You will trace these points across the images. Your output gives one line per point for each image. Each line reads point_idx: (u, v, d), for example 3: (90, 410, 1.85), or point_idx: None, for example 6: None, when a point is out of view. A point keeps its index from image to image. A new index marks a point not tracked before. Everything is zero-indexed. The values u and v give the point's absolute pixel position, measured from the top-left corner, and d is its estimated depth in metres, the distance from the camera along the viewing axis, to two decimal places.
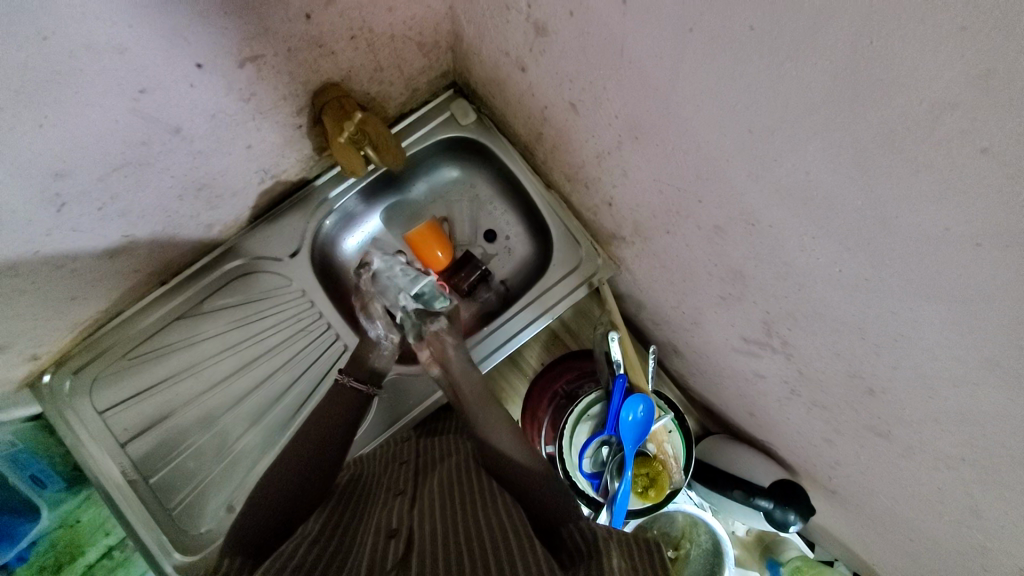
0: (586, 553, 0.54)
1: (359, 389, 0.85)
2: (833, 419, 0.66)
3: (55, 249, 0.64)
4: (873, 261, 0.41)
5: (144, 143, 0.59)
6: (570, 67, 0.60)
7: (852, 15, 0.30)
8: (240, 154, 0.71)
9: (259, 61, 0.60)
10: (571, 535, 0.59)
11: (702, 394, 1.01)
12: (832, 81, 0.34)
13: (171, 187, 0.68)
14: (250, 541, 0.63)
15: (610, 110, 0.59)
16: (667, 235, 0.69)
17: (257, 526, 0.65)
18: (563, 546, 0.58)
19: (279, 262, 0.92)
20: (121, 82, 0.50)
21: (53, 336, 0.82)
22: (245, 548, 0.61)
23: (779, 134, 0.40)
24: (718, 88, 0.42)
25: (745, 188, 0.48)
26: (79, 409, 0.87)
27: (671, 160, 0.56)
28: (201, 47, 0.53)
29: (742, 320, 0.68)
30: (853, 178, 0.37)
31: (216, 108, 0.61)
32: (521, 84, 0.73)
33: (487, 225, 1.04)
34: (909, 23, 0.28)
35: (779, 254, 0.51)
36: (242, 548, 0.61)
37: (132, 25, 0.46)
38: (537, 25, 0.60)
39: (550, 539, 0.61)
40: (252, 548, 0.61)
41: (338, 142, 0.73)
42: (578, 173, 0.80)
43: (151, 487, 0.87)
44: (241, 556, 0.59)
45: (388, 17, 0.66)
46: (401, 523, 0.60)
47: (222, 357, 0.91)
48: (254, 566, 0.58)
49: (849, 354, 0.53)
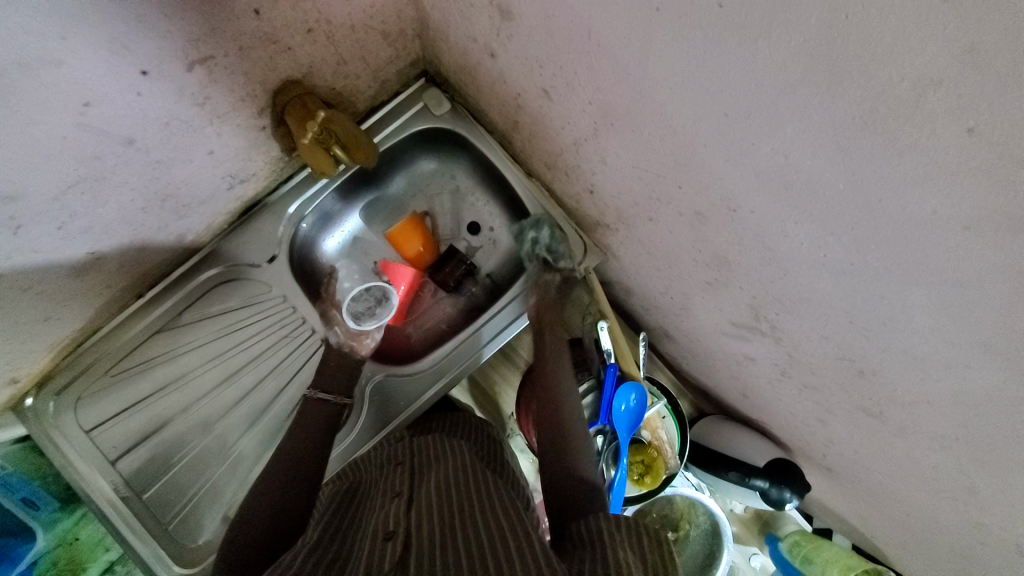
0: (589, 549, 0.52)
1: (325, 399, 0.83)
2: (825, 399, 0.65)
3: (17, 273, 0.61)
4: (856, 244, 0.40)
5: (97, 157, 0.56)
6: (539, 52, 0.57)
7: None
8: (203, 161, 0.68)
9: (210, 63, 0.56)
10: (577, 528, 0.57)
11: (696, 375, 1.01)
12: (807, 61, 0.31)
13: (135, 200, 0.65)
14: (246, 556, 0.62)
15: (583, 96, 0.56)
16: (650, 222, 0.67)
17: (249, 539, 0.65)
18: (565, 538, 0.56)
19: (258, 269, 0.89)
20: (62, 97, 0.47)
21: (31, 359, 0.80)
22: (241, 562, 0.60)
23: (755, 117, 0.38)
24: (691, 70, 0.40)
25: (724, 173, 0.46)
26: (65, 431, 0.85)
27: (648, 146, 0.53)
28: (145, 52, 0.50)
29: (730, 304, 0.67)
30: (833, 161, 0.35)
31: (170, 115, 0.58)
32: (493, 70, 0.70)
33: (470, 218, 1.02)
34: None
35: (762, 240, 0.49)
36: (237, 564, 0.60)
37: (66, 36, 0.43)
38: (501, 9, 0.56)
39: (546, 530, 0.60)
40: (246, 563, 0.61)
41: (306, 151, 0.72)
42: (558, 161, 0.77)
43: (145, 503, 0.86)
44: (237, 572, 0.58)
45: (346, 7, 0.63)
46: (398, 524, 0.59)
47: (207, 368, 0.90)
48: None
49: (837, 337, 0.52)
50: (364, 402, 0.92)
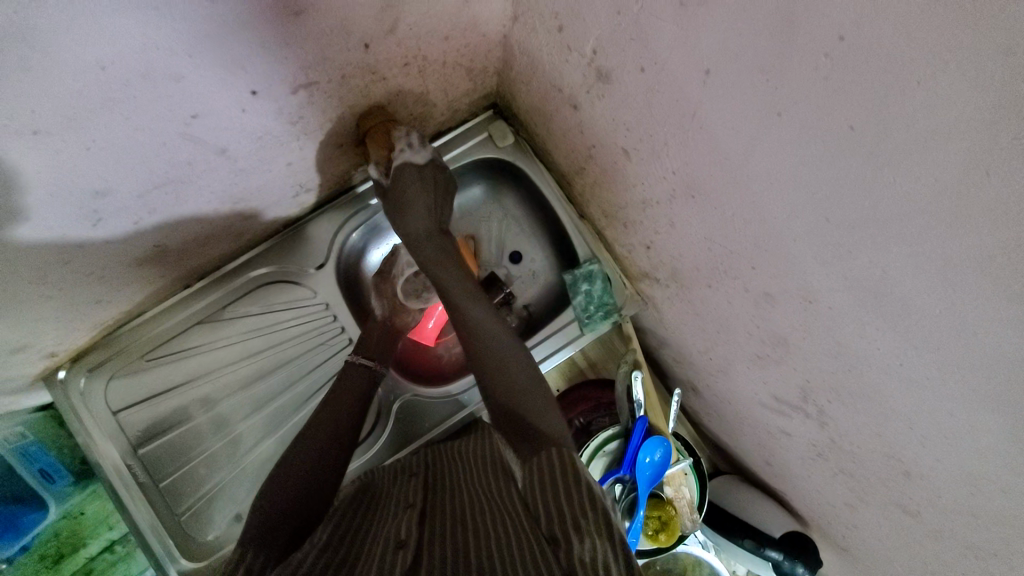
0: (577, 522, 0.48)
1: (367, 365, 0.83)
2: (860, 487, 0.65)
3: (85, 260, 0.63)
4: (941, 364, 0.40)
5: (189, 163, 0.57)
6: (630, 116, 0.58)
7: (968, 147, 0.29)
8: (279, 171, 0.70)
9: (312, 88, 0.58)
10: (538, 471, 0.56)
11: (717, 433, 1.01)
12: (933, 200, 0.32)
13: (209, 201, 0.66)
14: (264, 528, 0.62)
15: (667, 166, 0.58)
16: (708, 289, 0.68)
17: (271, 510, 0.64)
18: (538, 490, 0.54)
19: (305, 274, 0.90)
20: (173, 109, 0.48)
21: (74, 335, 0.80)
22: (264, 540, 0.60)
23: (859, 231, 0.39)
24: (799, 174, 0.41)
25: (808, 267, 0.47)
26: (93, 409, 0.85)
27: (726, 224, 0.54)
28: (257, 75, 0.51)
29: (776, 380, 0.67)
30: (937, 288, 0.36)
31: (264, 131, 0.60)
32: (571, 120, 0.72)
33: (513, 247, 1.02)
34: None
35: (834, 335, 0.50)
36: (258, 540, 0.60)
37: (192, 55, 0.44)
38: (599, 71, 0.58)
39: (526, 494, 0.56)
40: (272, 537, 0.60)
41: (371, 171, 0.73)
42: (618, 212, 0.78)
43: (160, 491, 0.86)
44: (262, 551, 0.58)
45: (443, 45, 0.65)
46: (410, 535, 0.53)
47: (241, 365, 0.90)
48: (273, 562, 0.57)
49: (891, 436, 0.53)
50: (389, 419, 0.91)
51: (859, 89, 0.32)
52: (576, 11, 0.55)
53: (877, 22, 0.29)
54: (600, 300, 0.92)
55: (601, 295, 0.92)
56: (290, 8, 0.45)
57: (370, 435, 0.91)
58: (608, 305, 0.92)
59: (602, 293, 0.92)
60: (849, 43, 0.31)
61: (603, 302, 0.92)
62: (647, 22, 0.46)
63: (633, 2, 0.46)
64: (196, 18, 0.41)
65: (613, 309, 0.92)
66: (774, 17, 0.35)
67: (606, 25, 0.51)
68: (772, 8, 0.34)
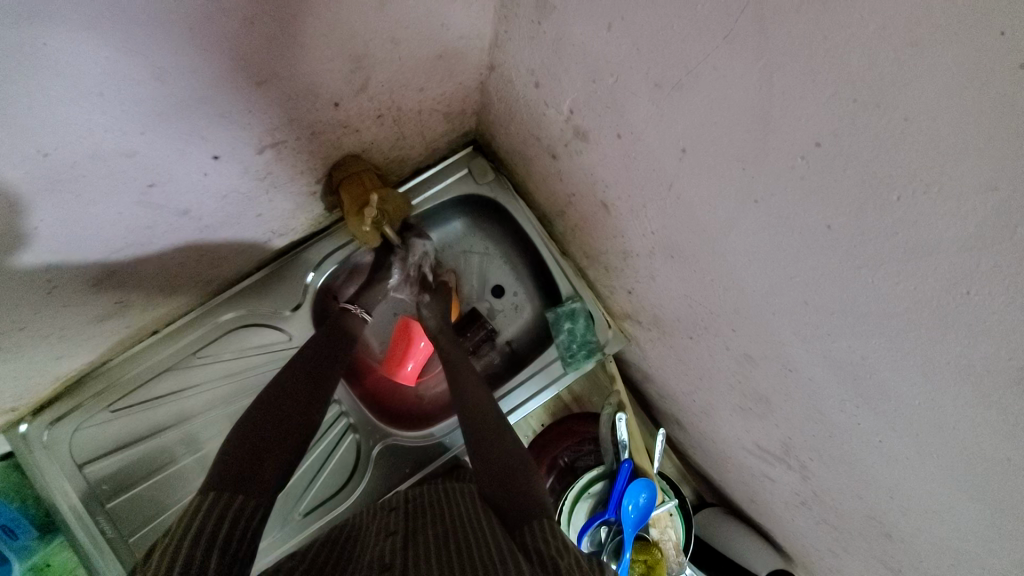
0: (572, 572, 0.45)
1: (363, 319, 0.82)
2: (841, 540, 0.64)
3: (40, 325, 0.60)
4: (920, 448, 0.39)
5: (149, 226, 0.55)
6: (609, 175, 0.57)
7: (937, 259, 0.28)
8: (248, 223, 0.67)
9: (280, 146, 0.57)
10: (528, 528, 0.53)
11: (702, 467, 1.00)
12: (912, 300, 0.31)
13: (174, 257, 0.64)
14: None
15: (646, 226, 0.57)
16: (689, 340, 0.67)
17: None
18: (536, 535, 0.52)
19: (280, 316, 0.87)
20: (127, 180, 0.47)
21: (34, 389, 0.74)
22: (234, 484, 0.53)
23: (838, 318, 0.38)
24: (776, 256, 0.40)
25: (789, 341, 0.46)
26: (53, 465, 0.79)
27: (706, 286, 0.54)
28: (219, 141, 0.50)
29: (758, 431, 0.66)
30: (915, 380, 0.35)
31: (230, 189, 0.58)
32: (550, 167, 0.71)
33: (495, 281, 0.99)
34: (1000, 285, 0.26)
35: (815, 405, 0.49)
36: (229, 483, 0.53)
37: (145, 131, 0.43)
38: (577, 129, 0.57)
39: (514, 539, 0.54)
40: None
41: (364, 238, 0.72)
42: (599, 256, 0.77)
43: (130, 547, 0.81)
44: (237, 495, 0.52)
45: (418, 96, 0.63)
46: (394, 558, 0.51)
47: (218, 410, 0.87)
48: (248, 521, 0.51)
49: (870, 499, 0.52)
50: (369, 464, 0.89)
51: (836, 194, 0.32)
52: (552, 72, 0.54)
53: (853, 138, 0.29)
54: (587, 336, 0.90)
55: (587, 332, 0.90)
56: (253, 78, 0.45)
57: (349, 482, 0.88)
58: (597, 343, 0.90)
59: (588, 329, 0.90)
60: (825, 149, 0.30)
61: (589, 339, 0.90)
62: (622, 93, 0.45)
63: (608, 74, 0.46)
64: (146, 98, 0.40)
65: (601, 346, 0.90)
66: (748, 115, 0.34)
67: (582, 90, 0.51)
68: (744, 107, 0.34)
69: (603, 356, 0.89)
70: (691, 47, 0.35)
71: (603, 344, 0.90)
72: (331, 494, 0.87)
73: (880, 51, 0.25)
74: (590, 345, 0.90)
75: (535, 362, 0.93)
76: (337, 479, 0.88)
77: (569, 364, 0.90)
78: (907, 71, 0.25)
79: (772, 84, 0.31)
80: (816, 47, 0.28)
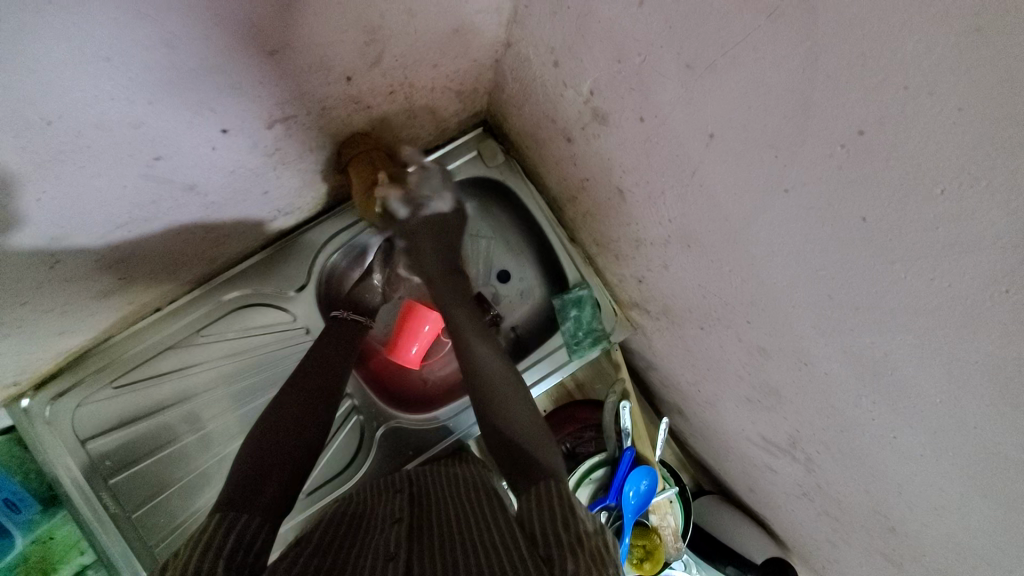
0: (577, 543, 0.43)
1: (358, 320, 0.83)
2: (842, 532, 0.64)
3: (43, 300, 0.59)
4: (935, 446, 0.39)
5: (155, 203, 0.54)
6: (627, 159, 0.56)
7: (973, 256, 0.28)
8: (255, 201, 0.66)
9: (290, 122, 0.55)
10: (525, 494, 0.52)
11: (703, 456, 1.00)
12: (944, 296, 0.31)
13: (179, 235, 0.62)
14: (233, 489, 0.54)
15: (662, 214, 0.56)
16: (701, 331, 0.67)
17: (248, 463, 0.58)
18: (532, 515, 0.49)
19: (284, 297, 0.86)
20: (132, 152, 0.46)
21: (36, 364, 0.74)
22: None
23: (862, 312, 0.38)
24: (802, 249, 0.40)
25: (807, 333, 0.46)
26: (54, 441, 0.77)
27: (723, 278, 0.53)
28: (228, 114, 0.49)
29: (765, 423, 0.66)
30: (939, 378, 0.35)
31: (238, 164, 0.57)
32: (564, 151, 0.69)
33: (501, 266, 0.98)
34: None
35: (829, 399, 0.48)
36: None
37: (152, 101, 0.42)
38: (596, 112, 0.55)
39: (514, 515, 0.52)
40: (251, 497, 0.54)
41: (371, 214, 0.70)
42: (610, 243, 0.76)
43: (134, 521, 0.80)
44: None
45: (432, 73, 0.61)
46: (400, 546, 0.48)
47: (221, 388, 0.86)
48: (258, 512, 0.51)
49: (876, 494, 0.51)
50: (372, 445, 0.89)
51: (874, 185, 0.31)
52: (573, 50, 0.52)
53: (901, 126, 0.27)
54: (594, 323, 0.90)
55: (595, 319, 0.89)
56: (265, 48, 0.43)
57: (351, 464, 0.88)
58: (602, 330, 0.90)
59: (595, 316, 0.89)
60: (868, 137, 0.29)
61: (596, 326, 0.89)
62: (649, 74, 0.44)
63: (634, 54, 0.44)
64: (154, 66, 0.39)
65: (608, 334, 0.89)
66: (786, 101, 0.33)
67: (605, 70, 0.49)
68: (783, 91, 0.33)
69: (609, 344, 0.89)
70: (729, 26, 0.34)
71: (608, 332, 0.89)
72: (332, 476, 0.87)
73: (941, 34, 0.24)
74: (597, 332, 0.89)
75: (540, 348, 0.93)
76: (339, 461, 0.88)
77: (575, 351, 0.89)
78: (962, 59, 0.24)
79: (817, 68, 0.30)
80: (869, 30, 0.26)
